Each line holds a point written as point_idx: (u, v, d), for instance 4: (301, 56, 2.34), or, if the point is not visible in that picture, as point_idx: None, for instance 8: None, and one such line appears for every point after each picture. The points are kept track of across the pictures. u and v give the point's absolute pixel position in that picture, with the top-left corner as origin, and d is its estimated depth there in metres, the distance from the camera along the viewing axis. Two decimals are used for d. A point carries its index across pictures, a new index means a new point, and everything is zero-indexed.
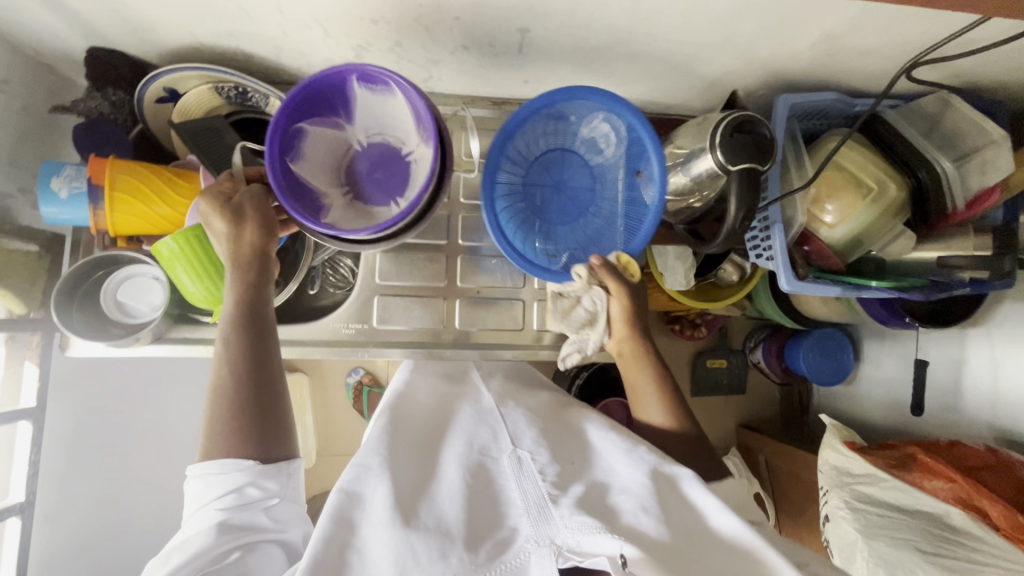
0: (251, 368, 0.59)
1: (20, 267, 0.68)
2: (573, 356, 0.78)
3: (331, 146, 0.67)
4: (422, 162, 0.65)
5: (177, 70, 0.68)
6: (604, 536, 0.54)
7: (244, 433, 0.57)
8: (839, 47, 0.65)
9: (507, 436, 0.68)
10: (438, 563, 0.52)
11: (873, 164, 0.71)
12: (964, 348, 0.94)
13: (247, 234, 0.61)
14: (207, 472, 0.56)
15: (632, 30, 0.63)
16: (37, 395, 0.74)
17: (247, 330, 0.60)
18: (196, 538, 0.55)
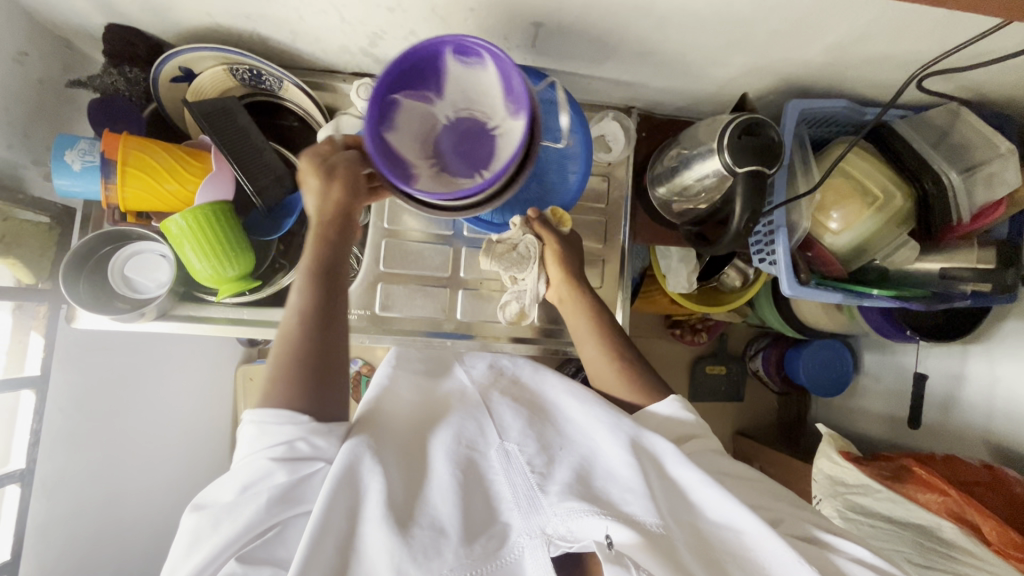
0: (324, 322, 0.62)
1: (31, 236, 0.69)
2: (512, 307, 0.80)
3: (421, 120, 0.62)
4: (508, 137, 0.61)
5: (194, 49, 0.69)
6: (593, 519, 0.54)
7: (311, 386, 0.60)
8: (852, 53, 0.65)
9: (494, 428, 0.67)
10: (433, 560, 0.53)
11: (879, 172, 0.72)
12: (964, 362, 0.94)
13: (335, 192, 0.65)
14: (265, 420, 0.57)
15: (647, 27, 0.64)
16: (42, 363, 0.71)
17: (323, 285, 0.64)
18: (249, 508, 0.54)
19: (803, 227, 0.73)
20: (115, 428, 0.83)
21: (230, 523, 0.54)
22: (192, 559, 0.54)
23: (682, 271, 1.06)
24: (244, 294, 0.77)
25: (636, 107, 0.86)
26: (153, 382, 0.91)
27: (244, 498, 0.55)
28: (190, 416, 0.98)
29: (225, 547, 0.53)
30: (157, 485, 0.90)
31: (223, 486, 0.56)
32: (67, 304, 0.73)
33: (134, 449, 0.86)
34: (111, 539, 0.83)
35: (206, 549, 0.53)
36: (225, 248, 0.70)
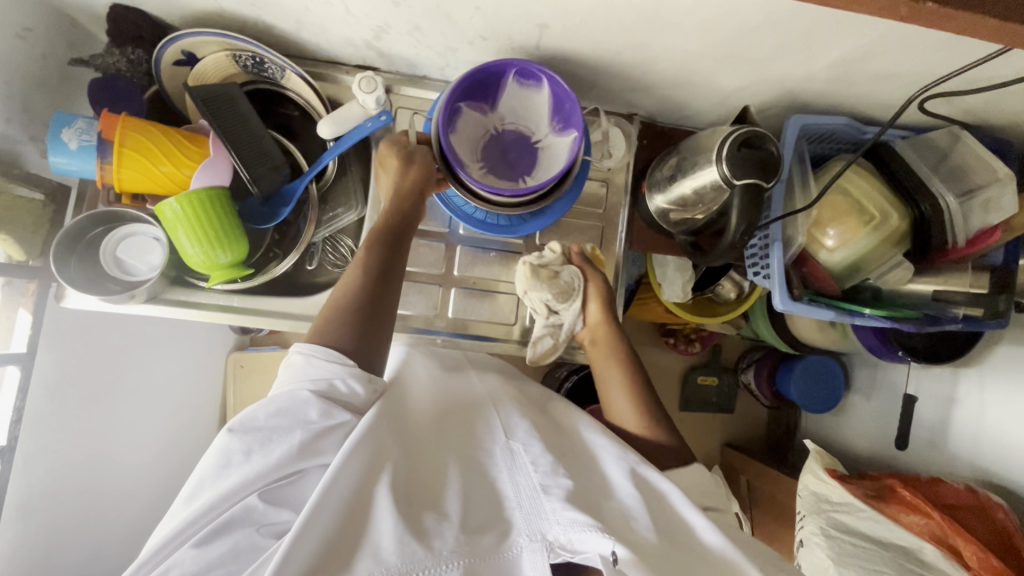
0: (378, 278, 0.69)
1: (24, 212, 0.68)
2: (545, 344, 0.82)
3: (475, 128, 0.75)
4: (551, 151, 0.75)
5: (197, 34, 0.69)
6: (598, 535, 0.55)
7: (364, 334, 0.65)
8: (855, 71, 0.65)
9: (501, 425, 0.69)
10: (436, 540, 0.53)
11: (877, 191, 0.71)
12: (954, 385, 0.94)
13: (413, 173, 0.73)
14: (313, 353, 0.62)
15: (653, 34, 0.63)
16: (29, 341, 0.71)
17: (383, 247, 0.71)
18: (283, 444, 0.56)
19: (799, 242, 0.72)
20: (105, 409, 0.83)
21: (261, 455, 0.56)
22: (216, 484, 0.55)
23: (679, 281, 1.06)
24: (236, 281, 0.77)
25: (639, 115, 0.86)
26: (144, 365, 0.91)
27: (280, 429, 0.57)
28: (179, 400, 0.99)
29: (253, 477, 0.55)
30: (143, 467, 0.91)
31: (257, 411, 0.58)
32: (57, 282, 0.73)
33: (122, 430, 0.86)
34: (95, 521, 0.83)
35: (232, 478, 0.55)
36: (219, 234, 0.69)
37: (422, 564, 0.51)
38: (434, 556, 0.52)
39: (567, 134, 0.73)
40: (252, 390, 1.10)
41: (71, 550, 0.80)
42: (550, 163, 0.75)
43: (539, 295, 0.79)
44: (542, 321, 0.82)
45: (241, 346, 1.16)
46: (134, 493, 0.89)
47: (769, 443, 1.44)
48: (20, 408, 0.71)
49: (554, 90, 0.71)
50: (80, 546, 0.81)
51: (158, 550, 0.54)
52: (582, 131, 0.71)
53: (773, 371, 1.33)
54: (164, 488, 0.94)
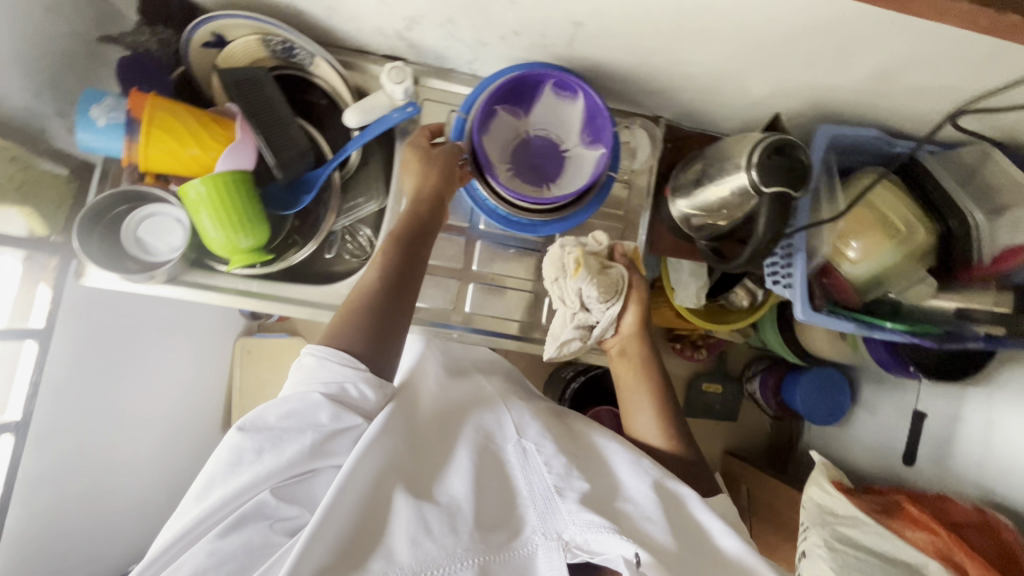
0: (395, 281, 0.69)
1: (49, 187, 0.68)
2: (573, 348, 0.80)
3: (507, 131, 0.76)
4: (578, 161, 0.76)
5: (228, 17, 0.69)
6: (616, 538, 0.55)
7: (376, 339, 0.65)
8: (889, 83, 0.65)
9: (513, 424, 0.69)
10: (449, 537, 0.53)
11: (904, 206, 0.71)
12: (960, 405, 0.94)
13: (432, 179, 0.73)
14: (326, 356, 0.62)
15: (688, 37, 0.63)
16: (47, 316, 0.71)
17: (402, 250, 0.71)
18: (294, 446, 0.56)
19: (821, 253, 0.73)
20: (115, 388, 0.83)
21: (273, 455, 0.56)
22: (228, 481, 0.55)
23: (693, 287, 1.06)
24: (254, 266, 0.77)
25: (664, 118, 0.86)
26: (155, 346, 0.91)
27: (292, 430, 0.57)
28: (189, 384, 0.99)
29: (263, 477, 0.55)
30: (147, 449, 0.90)
31: (268, 411, 0.58)
32: (77, 259, 0.72)
33: (130, 411, 0.86)
34: (99, 500, 0.83)
35: (244, 476, 0.55)
36: (242, 216, 0.69)
37: (436, 562, 0.51)
38: (447, 553, 0.52)
39: (594, 148, 0.75)
40: (258, 376, 1.09)
41: (70, 526, 0.79)
42: (576, 172, 0.76)
43: (586, 287, 0.75)
44: (569, 322, 0.78)
45: (248, 332, 1.13)
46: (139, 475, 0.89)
47: (770, 453, 1.44)
48: (36, 382, 0.70)
49: (588, 103, 0.73)
50: (84, 521, 0.81)
51: (171, 546, 0.54)
52: (611, 146, 0.73)
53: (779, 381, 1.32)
54: (167, 472, 0.94)
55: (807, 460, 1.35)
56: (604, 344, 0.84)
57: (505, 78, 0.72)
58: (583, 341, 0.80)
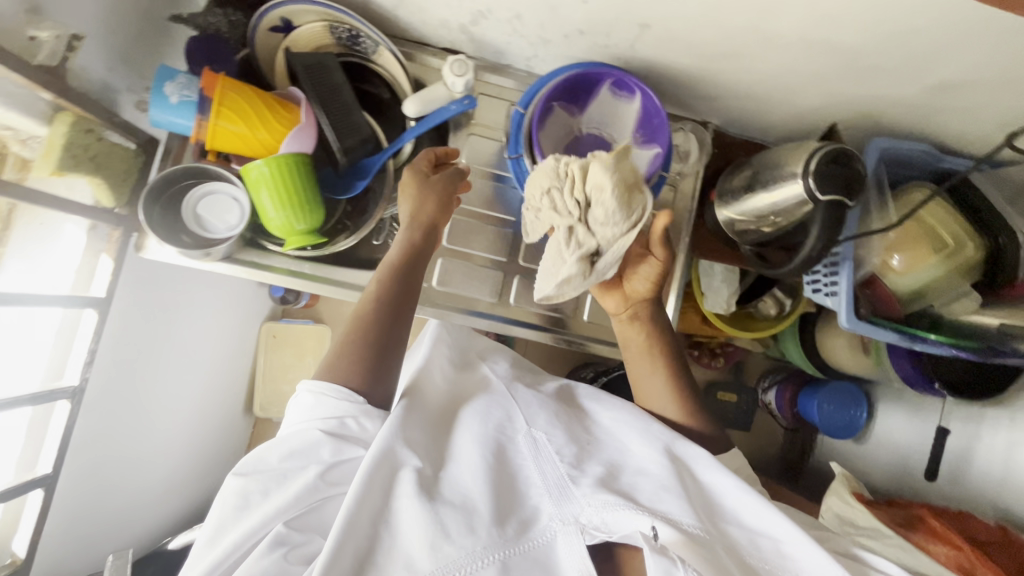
0: (392, 310, 0.67)
1: (119, 160, 0.69)
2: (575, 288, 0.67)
3: (562, 129, 0.77)
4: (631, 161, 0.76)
5: (299, 2, 0.71)
6: (631, 513, 0.54)
7: (370, 374, 0.63)
8: (946, 98, 0.66)
9: (521, 414, 0.66)
10: (467, 536, 0.52)
11: (953, 220, 0.72)
12: (979, 424, 0.94)
13: (428, 207, 0.73)
14: (324, 392, 0.60)
15: (754, 44, 0.64)
16: (108, 287, 0.72)
17: (400, 277, 0.70)
18: (298, 482, 0.55)
19: (868, 263, 0.74)
20: (153, 363, 0.84)
21: (280, 492, 0.55)
22: (238, 523, 0.54)
23: (724, 293, 1.07)
24: (306, 249, 0.78)
25: (712, 123, 0.87)
26: (192, 323, 0.92)
27: (296, 466, 0.56)
28: (213, 362, 1.00)
29: (274, 513, 0.53)
30: (173, 425, 0.92)
31: (269, 454, 0.58)
32: (139, 233, 0.73)
33: (163, 385, 0.87)
34: (132, 471, 0.85)
35: (253, 516, 0.54)
36: (302, 198, 0.71)
37: (458, 564, 0.50)
38: (467, 552, 0.51)
39: (648, 148, 0.75)
40: (281, 362, 1.15)
41: (104, 494, 0.81)
42: None
43: (604, 205, 0.63)
44: (569, 249, 0.66)
45: (275, 317, 1.19)
46: (164, 446, 0.91)
47: (780, 465, 1.44)
48: (94, 351, 0.72)
49: (644, 104, 0.74)
50: (117, 490, 0.83)
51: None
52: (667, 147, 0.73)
53: (795, 394, 1.33)
54: (184, 446, 0.96)
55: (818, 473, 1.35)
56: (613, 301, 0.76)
57: (564, 75, 0.73)
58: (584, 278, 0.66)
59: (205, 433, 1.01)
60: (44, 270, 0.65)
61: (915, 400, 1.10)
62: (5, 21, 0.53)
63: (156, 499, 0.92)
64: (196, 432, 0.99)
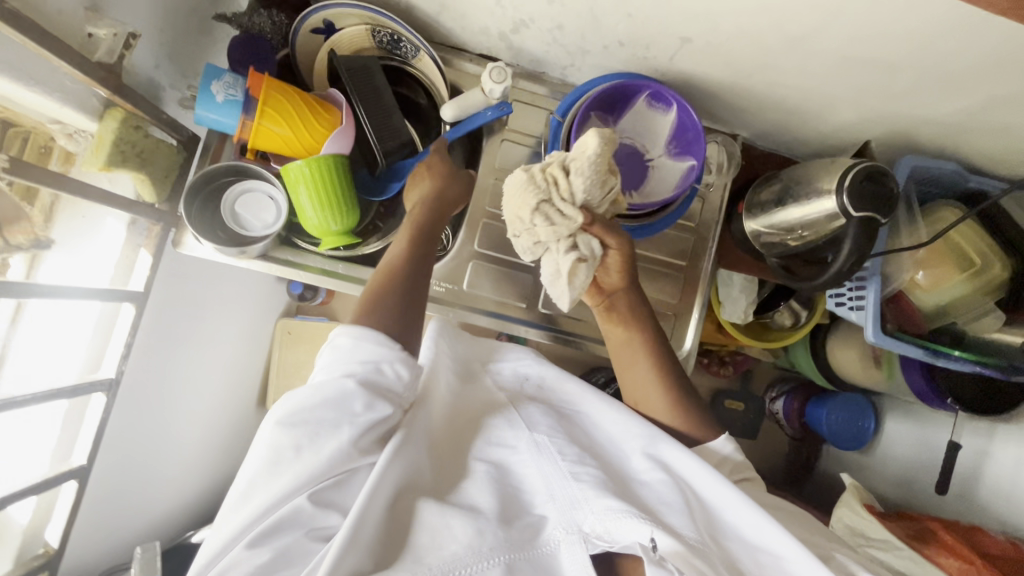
0: (415, 272, 0.66)
1: (162, 156, 0.69)
2: (584, 278, 0.65)
3: None
4: (661, 172, 0.78)
5: (343, 5, 0.72)
6: (634, 522, 0.53)
7: (405, 325, 0.62)
8: (980, 120, 0.67)
9: (522, 420, 0.65)
10: (475, 537, 0.52)
11: (980, 241, 0.73)
12: (990, 441, 0.95)
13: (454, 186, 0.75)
14: (362, 335, 0.58)
15: (793, 61, 0.65)
16: (146, 281, 0.73)
17: (424, 241, 0.70)
18: (332, 445, 0.53)
19: (896, 280, 0.75)
20: (177, 354, 0.85)
21: (312, 453, 0.52)
22: (269, 483, 0.52)
23: (742, 302, 1.07)
24: (339, 249, 0.79)
25: (741, 135, 0.87)
26: (215, 316, 0.93)
27: (328, 422, 0.53)
28: (232, 356, 1.01)
29: (306, 480, 0.52)
30: (193, 418, 0.93)
31: (304, 401, 0.54)
32: (177, 229, 0.73)
33: (186, 379, 0.88)
34: (155, 463, 0.85)
35: (283, 478, 0.51)
36: (341, 199, 0.72)
37: (464, 563, 0.51)
38: (473, 552, 0.52)
39: (682, 160, 0.77)
40: (295, 359, 1.13)
41: (128, 486, 0.82)
42: (659, 183, 0.78)
43: (588, 188, 0.60)
44: (558, 241, 0.63)
45: (289, 314, 1.18)
46: (185, 439, 0.92)
47: (786, 475, 1.44)
48: (131, 345, 0.73)
49: (681, 117, 0.75)
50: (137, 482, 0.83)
51: (216, 553, 0.51)
52: (702, 160, 0.75)
53: (803, 404, 1.35)
54: (201, 439, 0.97)
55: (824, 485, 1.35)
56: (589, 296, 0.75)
57: (603, 86, 0.74)
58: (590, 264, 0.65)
59: (219, 426, 1.01)
60: (85, 262, 0.66)
61: (927, 414, 1.09)
62: (65, 17, 0.54)
63: (174, 492, 0.93)
64: (212, 425, 0.99)
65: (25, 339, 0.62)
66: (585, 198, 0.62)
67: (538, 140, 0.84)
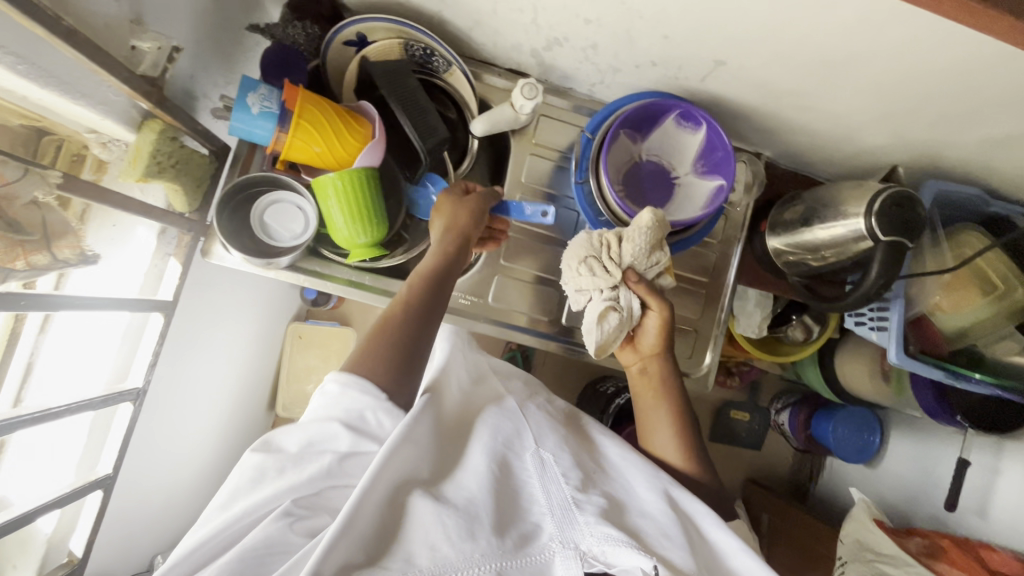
0: (412, 319, 0.66)
1: (195, 167, 0.69)
2: (612, 325, 0.70)
3: (623, 155, 0.79)
4: (690, 189, 0.79)
5: (375, 19, 0.72)
6: (634, 552, 0.52)
7: (393, 371, 0.62)
8: (1006, 149, 0.68)
9: (530, 433, 0.65)
10: (467, 541, 0.50)
11: (1004, 266, 0.74)
12: (998, 457, 0.95)
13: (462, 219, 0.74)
14: (348, 384, 0.58)
15: (825, 88, 0.66)
16: (175, 291, 0.73)
17: (425, 287, 0.69)
18: (314, 463, 0.54)
19: (919, 304, 0.77)
20: (193, 359, 0.84)
21: (295, 472, 0.54)
22: (252, 494, 0.53)
23: (757, 316, 1.08)
24: (366, 261, 0.79)
25: (765, 154, 0.88)
26: (230, 323, 0.93)
27: (312, 450, 0.56)
28: (245, 362, 1.00)
29: (288, 489, 0.53)
30: (206, 424, 0.92)
31: (292, 435, 0.57)
32: (207, 238, 0.73)
33: (200, 385, 0.88)
34: (171, 469, 0.85)
35: (263, 490, 0.53)
36: (371, 211, 0.72)
37: (456, 568, 0.48)
38: (466, 557, 0.49)
39: (710, 179, 0.77)
40: (306, 363, 1.15)
41: (144, 496, 0.81)
42: (687, 201, 0.79)
43: (635, 252, 0.69)
44: (600, 292, 0.70)
45: (300, 318, 1.20)
46: (199, 444, 0.92)
47: (790, 487, 1.45)
48: (158, 354, 0.74)
49: (710, 138, 0.75)
50: (153, 490, 0.82)
51: (194, 551, 0.51)
52: (731, 181, 0.75)
53: (809, 416, 1.33)
54: (214, 445, 0.96)
55: (828, 497, 1.36)
56: (625, 359, 0.78)
57: (632, 106, 0.75)
58: (622, 318, 0.70)
59: (230, 432, 1.01)
60: (120, 270, 0.66)
61: (931, 432, 1.11)
62: (112, 30, 0.54)
63: (188, 499, 0.92)
64: (224, 429, 0.99)
65: (55, 348, 0.62)
66: (630, 263, 0.71)
67: (563, 155, 0.85)
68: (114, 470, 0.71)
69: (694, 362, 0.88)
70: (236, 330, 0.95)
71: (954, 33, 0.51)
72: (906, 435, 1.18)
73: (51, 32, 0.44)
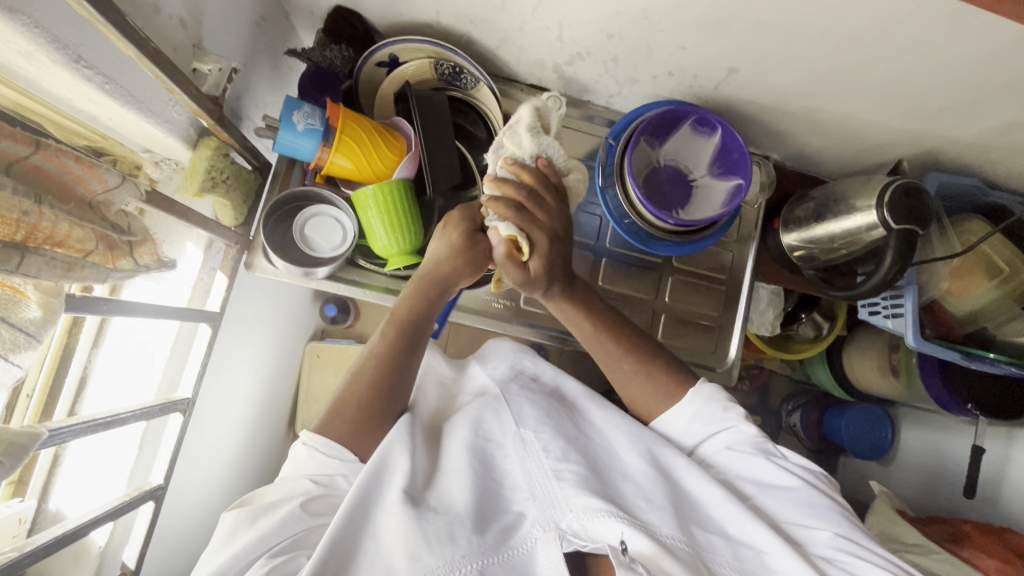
0: (383, 380, 0.66)
1: (243, 181, 0.72)
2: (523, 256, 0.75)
3: (643, 161, 0.83)
4: (707, 190, 0.84)
5: (408, 41, 0.77)
6: (609, 521, 0.56)
7: (362, 432, 0.64)
8: (1002, 139, 0.73)
9: (511, 415, 0.68)
10: (448, 546, 0.55)
11: (1007, 250, 0.79)
12: (1009, 444, 0.97)
13: (445, 265, 0.71)
14: (315, 445, 0.62)
15: (831, 91, 0.71)
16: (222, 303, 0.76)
17: (400, 344, 0.69)
18: (285, 509, 0.58)
19: (932, 289, 0.81)
20: (229, 372, 0.86)
21: (265, 520, 0.58)
22: (222, 552, 0.56)
23: (769, 314, 1.11)
24: (399, 270, 0.81)
25: (773, 156, 0.94)
26: (258, 338, 0.95)
27: (278, 501, 0.60)
28: (267, 379, 1.01)
29: (255, 545, 0.56)
30: (234, 440, 0.93)
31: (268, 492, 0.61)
32: (250, 252, 0.76)
33: (231, 401, 0.89)
34: (206, 485, 0.86)
35: (240, 542, 0.56)
36: (408, 219, 0.74)
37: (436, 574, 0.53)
38: (446, 562, 0.54)
39: (727, 179, 0.81)
40: (323, 381, 1.15)
41: (179, 515, 0.80)
42: (705, 202, 0.83)
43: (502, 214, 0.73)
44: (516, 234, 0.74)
45: (317, 337, 1.21)
46: (228, 462, 0.92)
47: None
48: (205, 365, 0.74)
49: (725, 140, 0.79)
50: (189, 508, 0.82)
51: None
52: (749, 180, 0.78)
53: (821, 416, 1.34)
54: (240, 463, 0.96)
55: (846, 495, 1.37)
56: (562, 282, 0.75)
57: (653, 113, 0.79)
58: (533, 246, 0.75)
59: (254, 449, 1.01)
60: (170, 285, 0.69)
61: (944, 422, 1.11)
62: (179, 53, 0.58)
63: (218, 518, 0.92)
64: (249, 446, 0.99)
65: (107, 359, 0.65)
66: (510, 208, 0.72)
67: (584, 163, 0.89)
68: (165, 481, 0.70)
69: (718, 356, 0.91)
70: (259, 347, 0.96)
71: (952, 31, 0.56)
72: (918, 427, 1.19)
73: (142, 53, 0.47)
